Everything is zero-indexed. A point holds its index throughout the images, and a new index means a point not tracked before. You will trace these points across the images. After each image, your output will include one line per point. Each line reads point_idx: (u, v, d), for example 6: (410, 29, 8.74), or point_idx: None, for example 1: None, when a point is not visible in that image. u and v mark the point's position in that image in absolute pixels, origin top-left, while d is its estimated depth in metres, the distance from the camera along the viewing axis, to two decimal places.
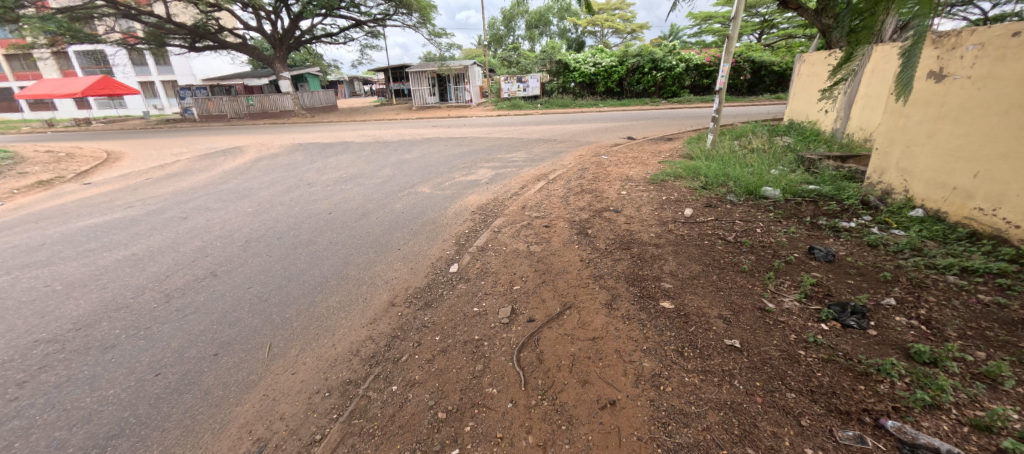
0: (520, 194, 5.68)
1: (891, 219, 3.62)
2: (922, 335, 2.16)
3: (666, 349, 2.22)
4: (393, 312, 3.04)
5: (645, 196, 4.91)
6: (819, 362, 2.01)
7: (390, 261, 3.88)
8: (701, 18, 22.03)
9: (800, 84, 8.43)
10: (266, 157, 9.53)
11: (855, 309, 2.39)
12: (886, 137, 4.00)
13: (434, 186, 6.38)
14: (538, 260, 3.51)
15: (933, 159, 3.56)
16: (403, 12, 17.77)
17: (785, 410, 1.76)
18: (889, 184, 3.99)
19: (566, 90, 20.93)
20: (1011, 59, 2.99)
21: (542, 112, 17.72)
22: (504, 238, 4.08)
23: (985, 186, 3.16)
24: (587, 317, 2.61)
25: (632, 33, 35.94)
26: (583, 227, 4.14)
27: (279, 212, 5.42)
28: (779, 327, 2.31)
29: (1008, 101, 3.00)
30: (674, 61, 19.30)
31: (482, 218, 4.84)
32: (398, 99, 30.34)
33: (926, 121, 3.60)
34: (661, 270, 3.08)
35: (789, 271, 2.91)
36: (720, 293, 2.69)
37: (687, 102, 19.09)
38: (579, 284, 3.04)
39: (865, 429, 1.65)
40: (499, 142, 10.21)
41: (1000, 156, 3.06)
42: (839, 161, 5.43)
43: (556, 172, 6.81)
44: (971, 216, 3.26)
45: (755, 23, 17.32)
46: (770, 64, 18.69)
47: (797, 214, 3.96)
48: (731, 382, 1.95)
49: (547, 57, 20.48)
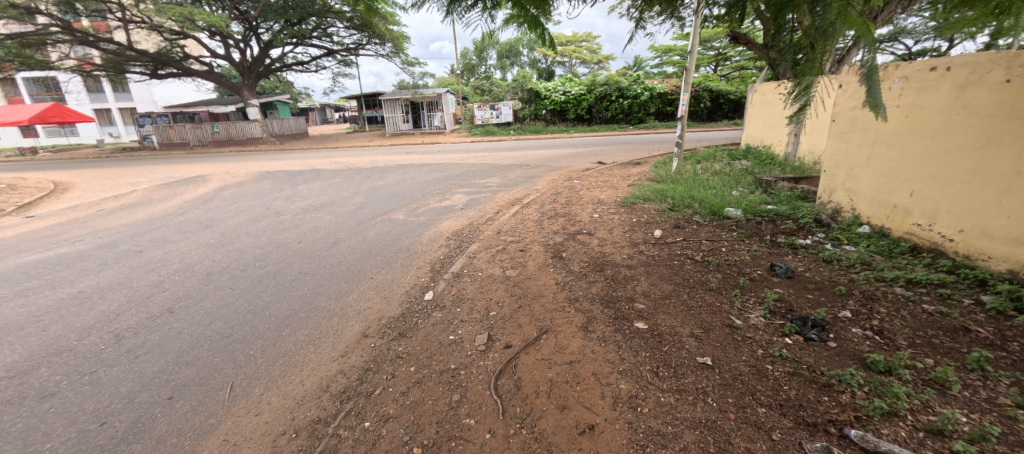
0: (494, 219, 5.72)
1: (842, 235, 3.87)
2: (877, 345, 2.29)
3: (641, 370, 2.25)
4: (366, 343, 2.95)
5: (617, 218, 5.05)
6: (786, 376, 2.08)
7: (363, 290, 3.79)
8: (661, 50, 23.29)
9: (754, 111, 9.01)
10: (231, 185, 9.25)
11: (815, 322, 2.50)
12: (831, 160, 4.33)
13: (408, 212, 6.35)
14: (513, 285, 3.52)
15: (874, 180, 3.87)
16: (376, 42, 18.02)
17: (757, 426, 1.80)
18: (838, 203, 4.29)
19: (538, 117, 21.66)
20: (931, 90, 3.31)
21: (515, 139, 18.18)
22: (479, 264, 4.07)
23: (921, 204, 3.45)
24: (564, 341, 2.62)
25: (599, 64, 37.61)
26: (558, 250, 4.20)
27: (244, 243, 5.24)
28: (747, 343, 2.39)
29: (933, 127, 3.32)
30: (639, 90, 20.30)
31: (457, 244, 4.83)
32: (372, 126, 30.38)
33: (864, 145, 3.94)
34: (634, 291, 3.15)
35: (754, 287, 3.04)
36: (691, 312, 2.77)
37: (653, 128, 20.08)
38: (555, 308, 3.05)
39: (831, 440, 1.71)
40: (474, 168, 10.34)
41: (930, 176, 3.37)
42: (793, 182, 5.81)
43: (530, 196, 6.94)
44: (911, 231, 3.53)
45: (709, 56, 18.68)
46: (727, 93, 20.05)
47: (758, 232, 4.17)
48: (705, 400, 1.98)
49: (518, 85, 21.14)
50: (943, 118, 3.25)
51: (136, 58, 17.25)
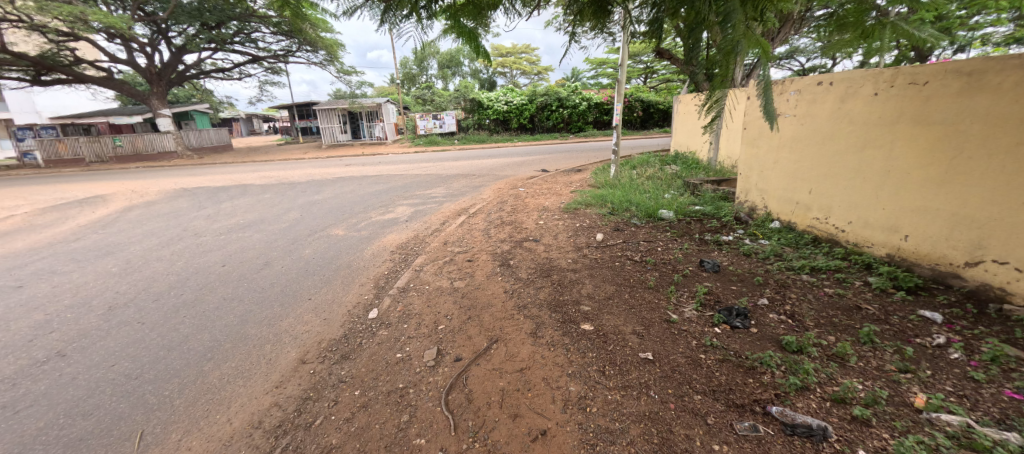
0: (440, 230, 5.64)
1: (758, 231, 4.29)
2: (790, 327, 2.56)
3: (589, 370, 2.32)
4: (304, 370, 2.76)
5: (561, 224, 5.21)
6: (717, 363, 2.26)
7: (300, 313, 3.55)
8: (596, 63, 24.48)
9: (680, 120, 9.76)
10: (139, 205, 8.27)
11: (739, 311, 2.75)
12: (746, 163, 4.81)
13: (348, 227, 6.07)
14: (462, 296, 3.49)
15: (780, 180, 4.35)
16: (308, 49, 17.16)
17: (694, 412, 1.93)
18: (754, 202, 4.76)
19: (482, 126, 21.79)
20: (819, 101, 3.82)
21: (460, 149, 18.12)
22: (426, 277, 3.98)
23: (818, 200, 3.93)
24: (514, 349, 2.63)
25: (539, 75, 38.71)
26: (505, 258, 4.24)
27: (156, 269, 4.70)
28: (682, 335, 2.56)
29: (822, 134, 3.82)
30: (578, 100, 21.16)
31: (402, 258, 4.70)
32: (306, 137, 28.76)
33: (771, 150, 4.43)
34: (580, 294, 3.26)
35: (686, 283, 3.27)
36: (632, 311, 2.92)
37: (592, 136, 21.00)
38: (504, 317, 3.06)
39: (757, 418, 1.87)
40: (418, 178, 10.14)
41: (823, 176, 3.86)
42: (716, 184, 6.35)
43: (476, 205, 6.94)
44: (812, 224, 4.01)
45: (639, 69, 19.98)
46: (656, 103, 21.54)
47: (688, 232, 4.51)
48: (648, 393, 2.09)
49: (460, 95, 21.13)
50: (829, 125, 3.75)
51: (13, 63, 14.94)
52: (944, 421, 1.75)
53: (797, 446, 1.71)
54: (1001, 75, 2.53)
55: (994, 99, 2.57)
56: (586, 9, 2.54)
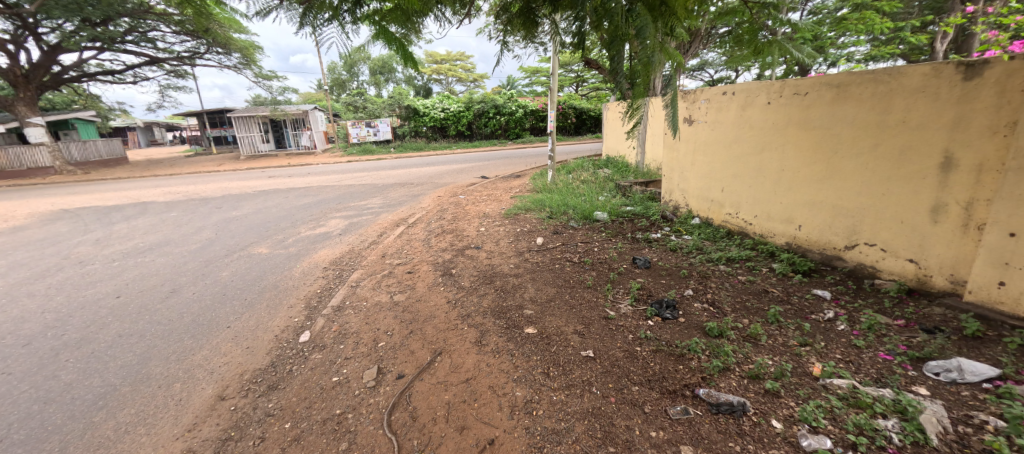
0: (378, 242, 5.41)
1: (682, 227, 4.65)
2: (712, 314, 2.79)
3: (534, 374, 2.35)
4: (223, 407, 2.48)
5: (502, 230, 5.24)
6: (651, 354, 2.40)
7: (217, 344, 3.19)
8: (530, 71, 25.10)
9: (609, 126, 10.31)
10: (5, 232, 6.98)
11: (668, 303, 2.94)
12: (669, 166, 5.22)
13: (274, 244, 5.61)
14: (403, 310, 3.36)
15: (697, 180, 4.77)
16: (219, 51, 15.67)
17: (633, 403, 2.02)
18: (677, 201, 5.16)
19: (418, 134, 21.33)
20: (725, 109, 4.25)
21: (396, 157, 17.57)
22: (363, 293, 3.79)
23: (729, 198, 4.35)
24: (458, 360, 2.59)
25: (475, 83, 38.85)
26: (447, 267, 4.16)
27: (29, 307, 3.98)
28: (620, 330, 2.69)
29: (729, 138, 4.24)
30: (514, 107, 21.47)
31: (336, 274, 4.43)
32: (221, 148, 26.21)
33: (689, 153, 4.84)
34: (523, 298, 3.29)
35: (621, 280, 3.45)
36: (573, 310, 3.01)
37: (530, 142, 21.46)
38: (448, 327, 3.00)
39: (688, 402, 2.01)
40: (352, 189, 9.67)
41: (731, 176, 4.29)
42: (644, 185, 6.78)
43: (415, 215, 6.76)
44: (726, 219, 4.43)
45: (571, 78, 20.83)
46: (588, 110, 22.58)
47: (621, 231, 4.76)
48: (590, 390, 2.16)
49: (394, 102, 20.54)
50: (734, 130, 4.18)
51: None
52: (837, 385, 2.02)
53: (723, 423, 1.87)
54: (860, 88, 2.99)
55: (856, 108, 3.02)
56: (515, 19, 2.62)
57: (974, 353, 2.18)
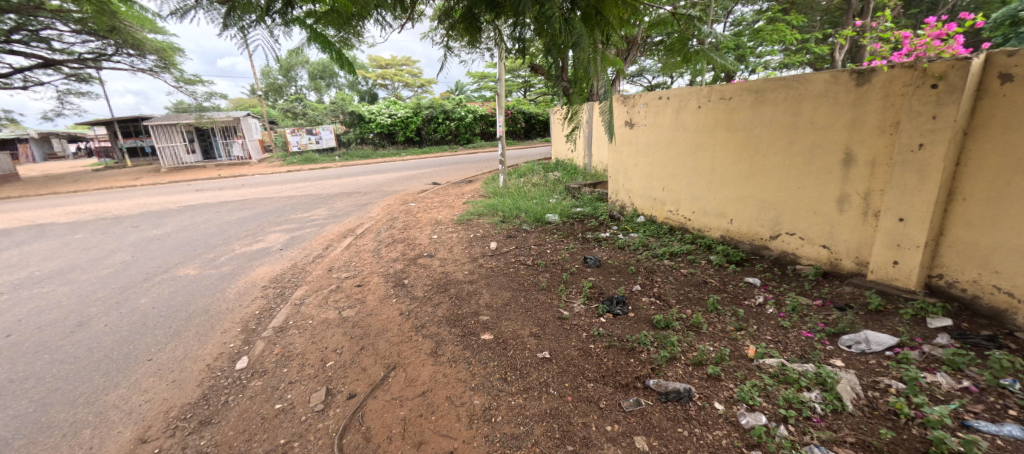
0: (323, 255, 5.13)
1: (628, 226, 4.85)
2: (659, 307, 2.94)
3: (491, 380, 2.34)
4: (144, 451, 2.21)
5: (456, 236, 5.18)
6: (604, 349, 2.48)
7: (137, 380, 2.86)
8: (478, 76, 25.11)
9: (557, 129, 10.56)
10: None
11: (618, 299, 3.06)
12: (614, 168, 5.46)
13: (205, 264, 5.14)
14: (353, 326, 3.20)
15: (640, 180, 5.03)
16: (130, 53, 14.14)
17: (589, 400, 2.07)
18: (623, 201, 5.40)
19: (365, 141, 20.57)
20: (661, 113, 4.52)
21: (342, 165, 16.83)
22: (309, 310, 3.57)
23: (669, 196, 4.63)
24: (413, 373, 2.51)
25: (423, 88, 38.20)
26: (399, 278, 4.04)
27: None
28: (574, 329, 2.76)
29: (666, 140, 4.52)
30: (463, 112, 21.30)
31: (277, 292, 4.14)
32: (138, 160, 23.67)
33: (631, 155, 5.10)
34: (478, 304, 3.27)
35: (574, 280, 3.53)
36: (528, 313, 3.04)
37: (481, 147, 21.43)
38: (402, 340, 2.90)
39: (639, 393, 2.10)
40: (294, 200, 9.12)
41: (670, 175, 4.56)
42: (592, 186, 7.01)
43: (364, 225, 6.51)
44: (667, 216, 4.70)
45: (518, 83, 21.11)
46: (537, 115, 22.97)
47: (572, 232, 4.88)
48: (548, 391, 2.18)
49: (337, 108, 19.69)
50: (670, 133, 4.45)
51: None
52: (768, 364, 2.20)
53: (671, 410, 1.97)
54: (775, 93, 3.30)
55: (773, 111, 3.34)
56: (457, 25, 2.62)
57: (878, 326, 2.47)
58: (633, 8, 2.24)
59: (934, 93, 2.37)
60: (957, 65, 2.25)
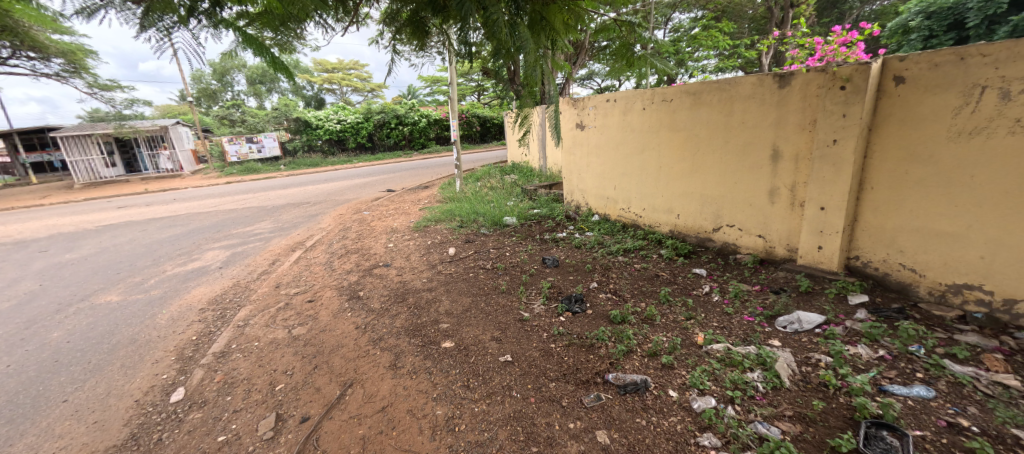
0: (270, 272, 4.82)
1: (584, 225, 4.98)
2: (615, 302, 3.03)
3: (454, 388, 2.30)
4: None
5: (413, 244, 5.06)
6: (565, 348, 2.52)
7: (49, 425, 2.53)
8: (430, 80, 24.74)
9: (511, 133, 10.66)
10: None
11: (576, 297, 3.13)
12: (568, 168, 5.59)
13: (132, 288, 4.67)
14: (305, 344, 3.03)
15: (593, 180, 5.18)
16: (31, 56, 12.56)
17: (552, 400, 2.10)
18: (578, 201, 5.55)
19: (313, 148, 19.62)
20: (609, 115, 4.68)
21: (288, 174, 15.94)
22: (255, 331, 3.34)
23: (620, 194, 4.80)
24: (372, 388, 2.42)
25: (373, 92, 37.10)
26: (354, 290, 3.88)
27: None
28: (535, 330, 2.78)
29: (615, 141, 4.68)
30: (416, 117, 20.88)
31: (218, 314, 3.84)
32: (47, 176, 21.10)
33: (584, 156, 5.25)
34: (438, 312, 3.21)
35: (533, 281, 3.57)
36: (489, 317, 3.03)
37: (436, 152, 21.14)
38: (358, 355, 2.79)
39: (599, 388, 2.15)
40: (235, 214, 8.52)
41: (621, 174, 4.73)
42: (548, 188, 7.12)
43: (314, 236, 6.20)
44: (620, 214, 4.87)
45: (471, 87, 21.06)
46: (492, 119, 23.02)
47: (530, 234, 4.93)
48: (511, 394, 2.18)
49: (281, 115, 18.65)
50: (618, 134, 4.62)
51: None
52: (715, 350, 2.34)
53: (629, 401, 2.03)
54: (710, 94, 3.52)
55: (710, 111, 3.56)
56: (404, 29, 2.57)
57: (807, 306, 2.71)
58: (577, 14, 2.31)
59: (842, 93, 2.64)
60: (860, 69, 2.52)
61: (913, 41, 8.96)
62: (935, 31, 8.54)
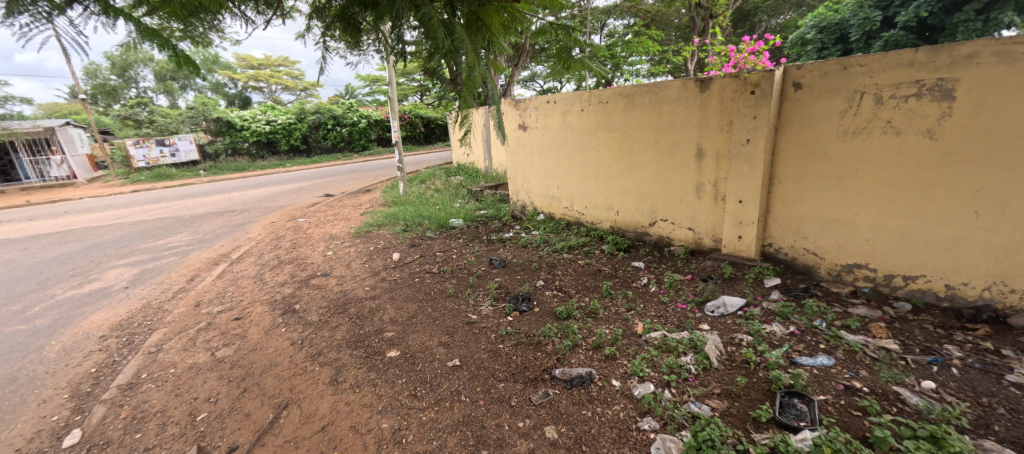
0: (189, 289, 4.35)
1: (529, 224, 5.06)
2: (561, 299, 3.11)
3: (400, 399, 2.23)
4: None
5: (354, 251, 4.83)
6: (513, 348, 2.54)
7: None
8: (368, 80, 23.76)
9: None
10: None
11: (523, 296, 3.16)
12: (512, 169, 5.64)
13: (10, 318, 3.98)
14: (232, 367, 2.77)
15: (537, 180, 5.27)
16: None
17: (501, 401, 2.10)
18: (524, 201, 5.62)
19: (239, 151, 18.05)
20: (550, 116, 4.79)
21: (209, 180, 14.52)
22: (172, 357, 2.99)
23: (564, 193, 4.92)
24: (311, 407, 2.27)
25: (307, 91, 34.90)
26: (289, 304, 3.62)
27: None
28: (483, 332, 2.77)
29: (556, 141, 4.80)
30: (355, 118, 19.95)
31: (125, 340, 3.39)
32: None
33: (527, 156, 5.32)
34: (382, 321, 3.09)
35: (480, 283, 3.55)
36: (436, 322, 2.97)
37: (378, 154, 20.36)
38: (294, 373, 2.60)
39: (546, 385, 2.19)
40: (146, 225, 7.59)
41: (563, 174, 4.86)
42: (494, 189, 7.14)
43: (242, 247, 5.70)
44: (564, 212, 5.00)
45: (413, 87, 20.56)
46: (436, 119, 22.60)
47: (476, 235, 4.91)
48: (459, 400, 2.15)
49: (198, 114, 16.81)
50: (559, 134, 4.74)
51: None
52: (653, 338, 2.48)
53: (576, 395, 2.09)
54: (642, 97, 3.74)
55: (642, 113, 3.77)
56: (334, 23, 2.44)
57: (730, 291, 2.96)
58: (514, 15, 2.34)
59: (753, 97, 2.92)
60: (766, 75, 2.80)
61: (809, 51, 10.15)
62: (825, 44, 9.75)
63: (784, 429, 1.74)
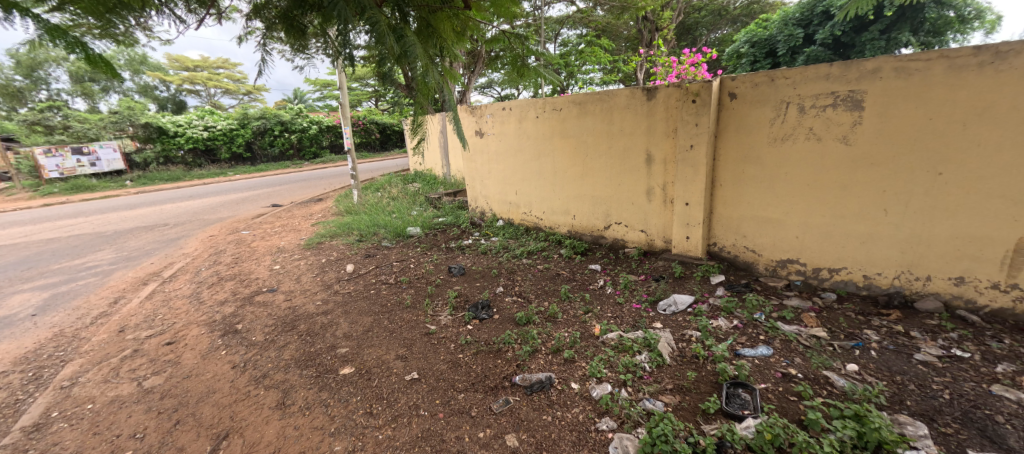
0: (112, 312, 3.92)
1: (488, 230, 5.05)
2: (520, 305, 3.11)
3: (355, 418, 2.12)
4: None
5: (304, 264, 4.58)
6: (473, 356, 2.51)
7: None
8: (319, 84, 22.85)
9: None
10: None
11: (483, 304, 3.14)
12: (471, 176, 5.62)
13: None
14: (163, 397, 2.52)
15: (495, 186, 5.28)
16: None
17: (461, 412, 2.07)
18: (482, 208, 5.61)
19: (172, 160, 16.70)
20: (506, 122, 4.82)
21: (137, 191, 13.27)
22: (91, 390, 2.66)
23: (522, 199, 4.97)
24: (256, 434, 2.11)
25: (251, 95, 32.95)
26: (231, 323, 3.36)
27: None
28: (442, 342, 2.72)
29: (513, 147, 4.85)
30: (305, 124, 19.08)
31: (32, 375, 2.98)
32: None
33: (485, 163, 5.33)
34: (335, 337, 2.94)
35: (439, 292, 3.49)
36: (394, 335, 2.87)
37: (330, 161, 19.58)
38: (236, 399, 2.41)
39: (507, 392, 2.18)
40: (59, 243, 6.78)
41: (520, 180, 4.90)
42: (452, 196, 7.07)
43: (177, 263, 5.24)
44: (522, 218, 5.04)
45: (366, 92, 20.02)
46: (391, 125, 22.10)
47: (434, 243, 4.83)
48: (418, 414, 2.09)
49: (123, 119, 15.06)
50: (516, 140, 4.78)
51: None
52: (610, 338, 2.55)
53: (536, 400, 2.10)
54: (594, 105, 3.86)
55: (594, 120, 3.89)
56: (278, 24, 2.30)
57: (679, 289, 3.11)
58: (466, 23, 2.37)
59: (694, 106, 3.10)
60: (705, 86, 2.99)
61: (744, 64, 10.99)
62: (757, 57, 10.61)
63: (731, 418, 1.84)
